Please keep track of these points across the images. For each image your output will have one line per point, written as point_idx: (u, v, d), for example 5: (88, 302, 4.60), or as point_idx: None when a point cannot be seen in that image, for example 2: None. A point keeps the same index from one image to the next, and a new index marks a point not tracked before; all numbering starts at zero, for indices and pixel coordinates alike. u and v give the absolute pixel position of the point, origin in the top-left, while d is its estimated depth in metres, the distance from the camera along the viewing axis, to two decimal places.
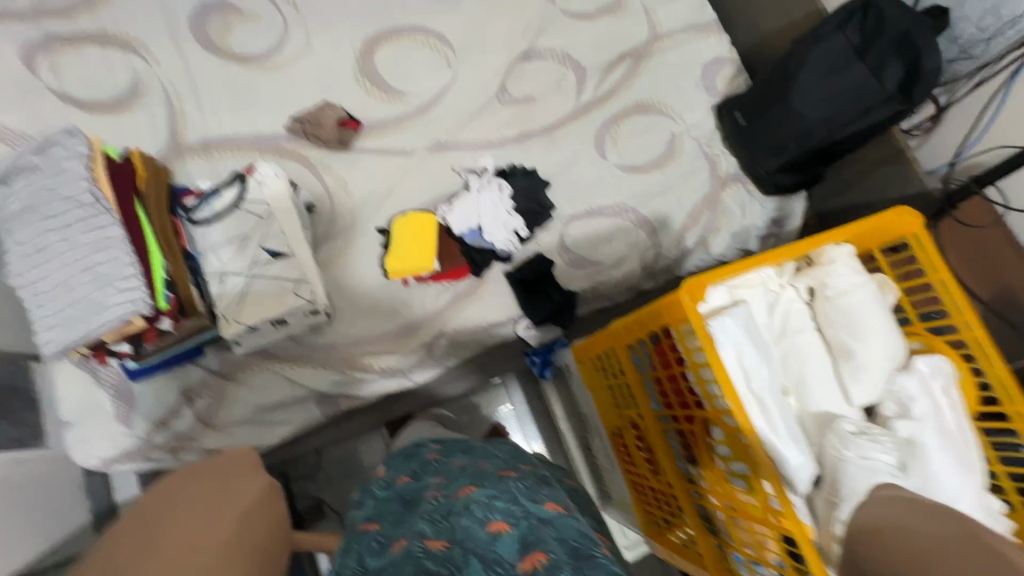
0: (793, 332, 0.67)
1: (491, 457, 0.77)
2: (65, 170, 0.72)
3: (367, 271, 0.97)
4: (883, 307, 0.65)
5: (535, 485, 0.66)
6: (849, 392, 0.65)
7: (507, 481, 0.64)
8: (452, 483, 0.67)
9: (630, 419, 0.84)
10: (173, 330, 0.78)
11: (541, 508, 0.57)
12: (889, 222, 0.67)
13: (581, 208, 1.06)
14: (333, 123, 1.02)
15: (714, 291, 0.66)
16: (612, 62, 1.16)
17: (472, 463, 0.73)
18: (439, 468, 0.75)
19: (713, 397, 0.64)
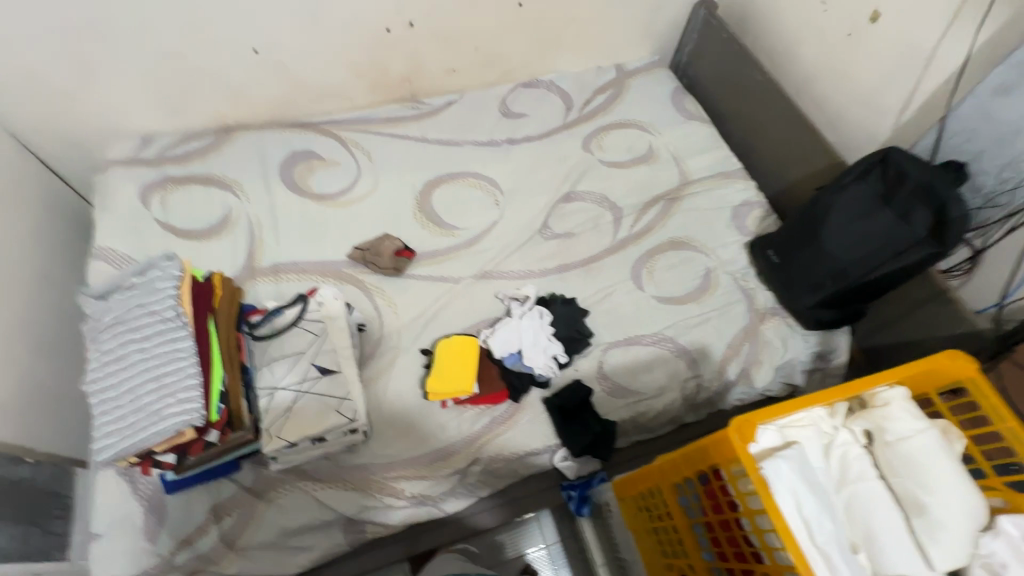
0: (855, 479, 0.61)
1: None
2: (156, 289, 0.81)
3: (407, 390, 0.98)
4: (952, 456, 0.60)
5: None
6: (930, 555, 0.58)
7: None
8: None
9: (679, 568, 0.80)
10: (219, 443, 0.81)
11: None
12: (942, 365, 0.64)
13: (620, 335, 1.08)
14: (391, 252, 1.11)
15: (764, 432, 0.63)
16: (646, 204, 1.27)
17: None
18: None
19: (772, 549, 0.61)
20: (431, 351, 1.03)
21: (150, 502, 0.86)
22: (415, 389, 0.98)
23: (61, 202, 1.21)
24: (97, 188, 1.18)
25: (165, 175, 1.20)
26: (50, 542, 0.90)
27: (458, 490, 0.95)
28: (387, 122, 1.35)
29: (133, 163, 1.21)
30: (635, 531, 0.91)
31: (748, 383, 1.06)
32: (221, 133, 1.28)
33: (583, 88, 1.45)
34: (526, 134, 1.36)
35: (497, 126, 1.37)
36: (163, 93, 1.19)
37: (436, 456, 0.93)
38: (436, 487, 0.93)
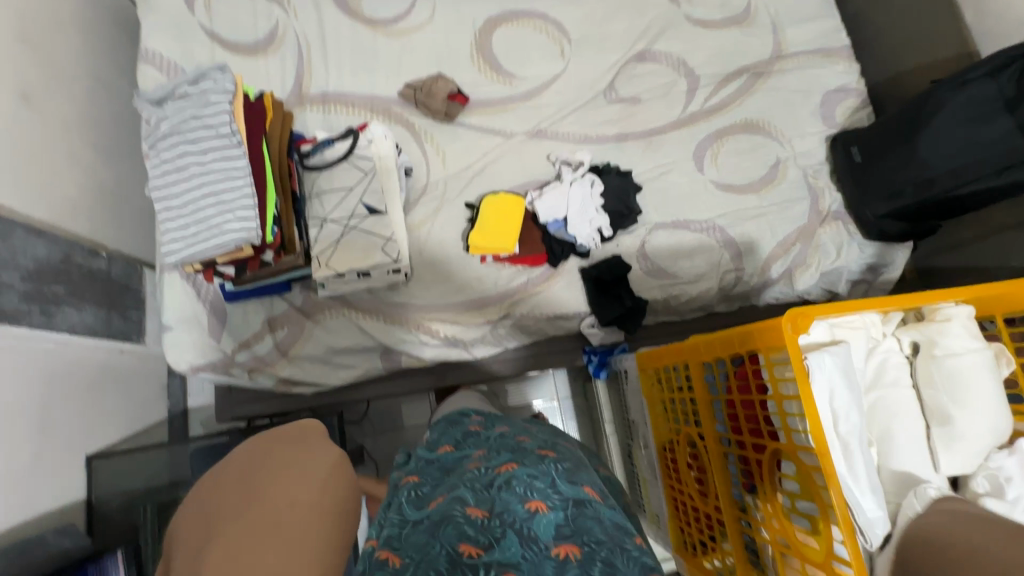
0: (885, 384, 0.64)
1: (530, 434, 0.77)
2: (211, 102, 0.78)
3: (449, 240, 0.99)
4: (995, 377, 0.61)
5: (575, 462, 0.69)
6: (938, 459, 0.62)
7: (546, 463, 0.63)
8: (495, 458, 0.66)
9: (681, 434, 0.71)
10: (274, 262, 0.86)
11: (579, 492, 0.58)
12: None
13: (670, 217, 1.04)
14: (444, 95, 1.04)
15: (817, 326, 0.63)
16: (728, 75, 1.13)
17: (510, 440, 0.72)
18: (479, 439, 0.75)
19: (793, 427, 0.50)
20: (475, 205, 1.02)
21: (212, 307, 0.94)
22: (456, 241, 0.99)
23: None
24: None
25: None
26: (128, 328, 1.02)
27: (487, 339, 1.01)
28: None
29: None
30: (647, 397, 0.82)
31: (788, 284, 1.05)
32: None
33: None
34: None
35: None
36: None
37: (474, 305, 0.98)
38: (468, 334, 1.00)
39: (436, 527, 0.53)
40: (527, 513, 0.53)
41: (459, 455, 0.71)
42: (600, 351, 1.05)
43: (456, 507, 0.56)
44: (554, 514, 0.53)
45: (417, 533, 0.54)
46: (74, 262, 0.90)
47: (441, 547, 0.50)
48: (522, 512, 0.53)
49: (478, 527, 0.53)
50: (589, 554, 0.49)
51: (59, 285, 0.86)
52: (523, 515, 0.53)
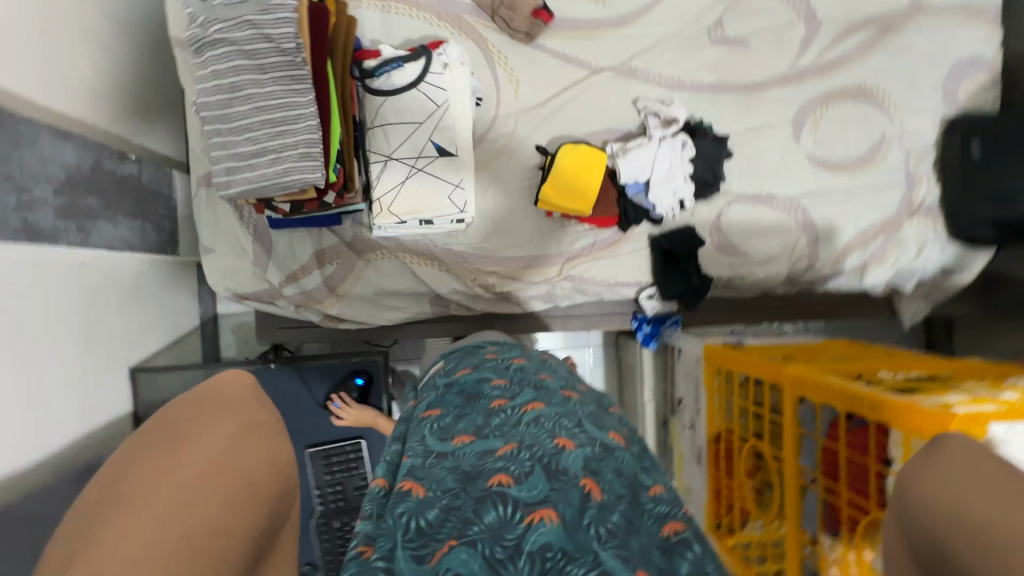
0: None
1: (549, 369, 0.63)
2: (273, 7, 0.64)
3: (515, 187, 0.92)
4: None
5: (599, 403, 0.57)
6: None
7: (572, 404, 0.53)
8: (517, 391, 0.55)
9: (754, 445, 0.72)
10: (334, 204, 0.78)
11: (605, 436, 0.48)
12: None
13: (752, 189, 0.96)
14: (528, 11, 0.87)
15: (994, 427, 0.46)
16: (853, 26, 0.97)
17: (531, 372, 0.60)
18: (497, 366, 0.62)
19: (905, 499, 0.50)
20: (547, 151, 0.92)
21: (258, 233, 0.88)
22: (525, 193, 0.92)
23: None
24: None
25: None
26: (162, 239, 0.95)
27: (542, 298, 0.96)
28: None
29: None
30: (706, 386, 0.83)
31: (857, 275, 1.00)
32: None
33: None
34: None
35: None
36: None
37: (536, 261, 0.93)
38: (524, 292, 0.94)
39: (464, 460, 0.44)
40: (555, 448, 0.43)
41: (476, 377, 0.59)
42: (653, 320, 1.00)
43: (484, 443, 0.46)
44: (585, 451, 0.44)
45: (439, 468, 0.43)
46: (105, 169, 0.81)
47: (470, 484, 0.41)
48: (552, 448, 0.43)
49: (508, 460, 0.42)
50: (612, 499, 0.40)
51: (94, 196, 0.78)
52: (551, 450, 0.43)
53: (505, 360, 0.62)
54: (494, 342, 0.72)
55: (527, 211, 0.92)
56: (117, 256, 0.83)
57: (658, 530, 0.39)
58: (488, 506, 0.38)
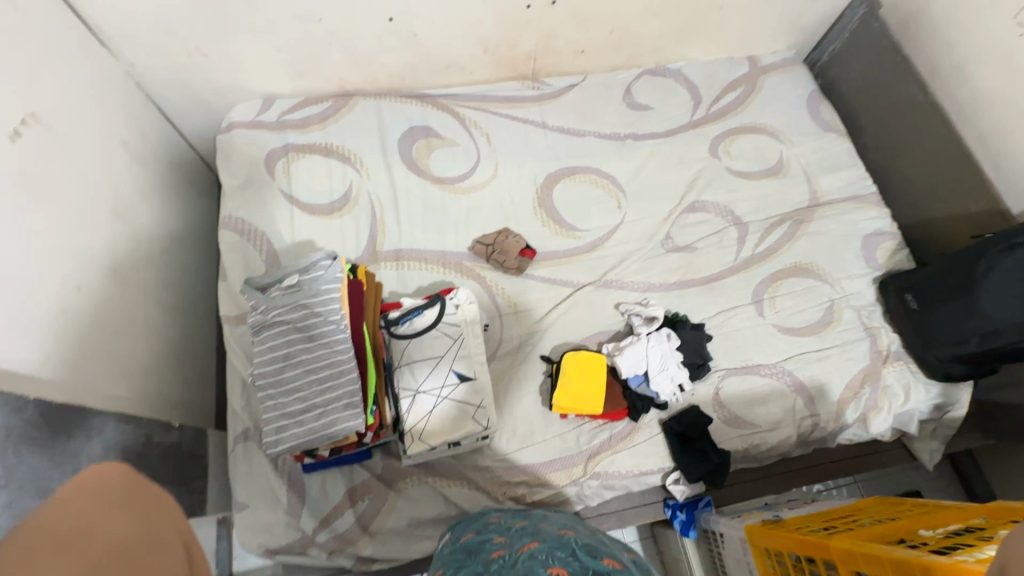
0: None
1: (546, 520, 0.74)
2: (321, 292, 0.82)
3: (528, 395, 1.00)
4: None
5: (595, 543, 0.66)
6: None
7: (565, 540, 0.63)
8: (520, 538, 0.65)
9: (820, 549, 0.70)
10: (371, 441, 0.88)
11: (602, 566, 0.56)
12: None
13: (738, 362, 1.07)
14: (516, 251, 1.09)
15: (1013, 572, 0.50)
16: (773, 223, 1.21)
17: (533, 524, 0.71)
18: (500, 527, 0.72)
19: None
20: (552, 359, 1.04)
21: (291, 481, 0.91)
22: (537, 398, 1.00)
23: (114, 120, 1.01)
24: (220, 149, 1.16)
25: (288, 141, 1.18)
26: (193, 500, 0.97)
27: (572, 499, 0.97)
28: (506, 102, 1.28)
29: (255, 127, 1.18)
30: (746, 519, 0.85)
31: (863, 427, 1.06)
32: (340, 98, 1.23)
33: (713, 81, 1.35)
34: (650, 130, 1.28)
35: (622, 116, 1.29)
36: (290, 55, 1.14)
37: (560, 462, 0.96)
38: (556, 495, 0.96)
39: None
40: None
41: (480, 540, 0.69)
42: (686, 506, 1.01)
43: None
44: None
45: None
46: (154, 441, 0.88)
47: None
48: None
49: None
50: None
51: (143, 471, 0.83)
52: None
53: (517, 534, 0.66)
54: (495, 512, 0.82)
55: (542, 415, 0.99)
56: None
57: None
58: None
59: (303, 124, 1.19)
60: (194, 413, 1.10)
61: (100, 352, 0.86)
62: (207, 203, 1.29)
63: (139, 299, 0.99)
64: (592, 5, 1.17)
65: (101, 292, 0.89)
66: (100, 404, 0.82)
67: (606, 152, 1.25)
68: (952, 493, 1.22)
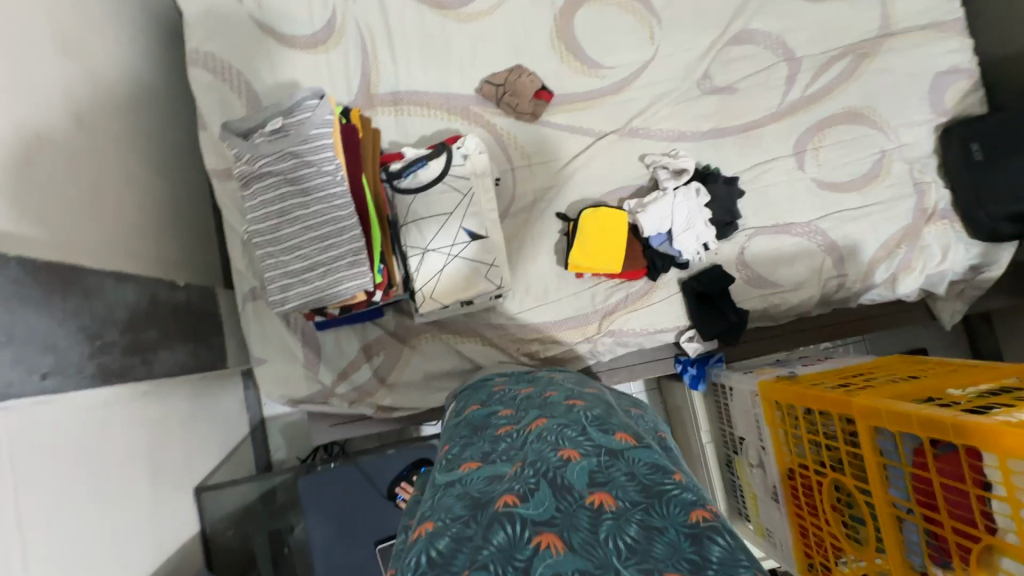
0: None
1: (554, 384, 0.68)
2: (311, 139, 0.72)
3: (542, 254, 0.95)
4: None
5: (602, 402, 0.62)
6: None
7: (574, 411, 0.57)
8: (522, 411, 0.60)
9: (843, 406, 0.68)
10: (380, 301, 0.84)
11: (608, 436, 0.52)
12: None
13: (768, 221, 0.99)
14: (530, 93, 0.95)
15: None
16: (831, 58, 1.04)
17: (537, 392, 0.64)
18: (506, 395, 0.66)
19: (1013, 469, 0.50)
20: (568, 216, 0.96)
21: (304, 338, 0.91)
22: (552, 258, 0.95)
23: None
24: None
25: None
26: (212, 356, 0.98)
27: (584, 356, 0.97)
28: None
29: None
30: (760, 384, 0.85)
31: (891, 287, 1.01)
32: None
33: None
34: None
35: None
36: None
37: (574, 321, 0.95)
38: (568, 353, 0.96)
39: (474, 488, 0.48)
40: (560, 461, 0.48)
41: (486, 413, 0.63)
42: (697, 362, 1.02)
43: (493, 468, 0.50)
44: (589, 460, 0.48)
45: (455, 502, 0.47)
46: (161, 300, 0.88)
47: (478, 510, 0.44)
48: (555, 461, 0.48)
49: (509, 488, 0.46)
50: (626, 507, 0.43)
51: (153, 328, 0.83)
52: (556, 464, 0.48)
53: (532, 392, 0.64)
54: (501, 376, 0.78)
55: (556, 275, 0.95)
56: (174, 384, 0.87)
57: (684, 518, 0.42)
58: (496, 526, 0.42)
59: None
60: (199, 273, 1.07)
61: (84, 209, 0.79)
62: (172, 39, 1.12)
63: (114, 151, 0.89)
64: None
65: (69, 142, 0.79)
66: (96, 262, 0.78)
67: None
68: (960, 350, 1.22)
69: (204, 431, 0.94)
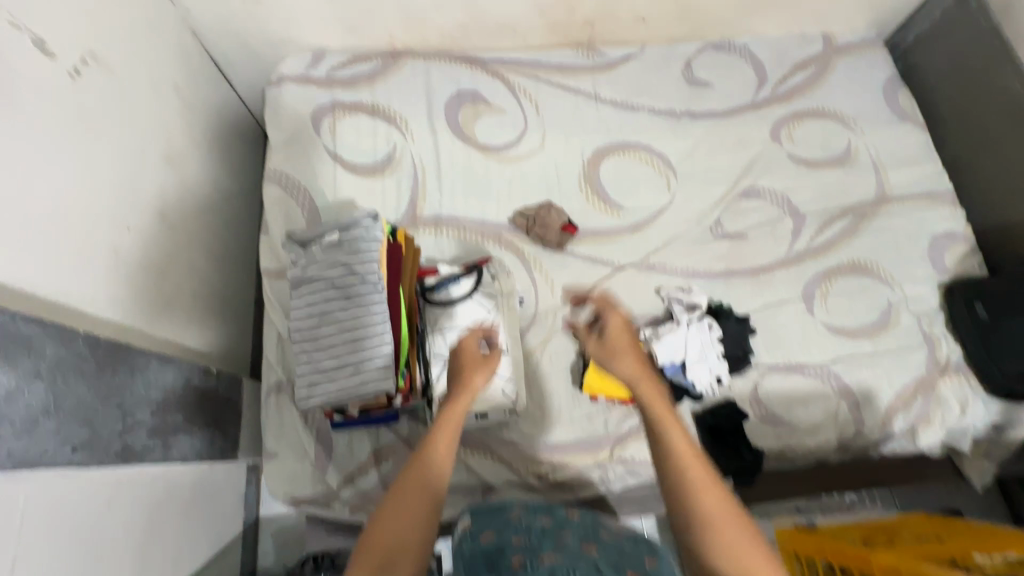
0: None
1: (569, 522, 0.68)
2: (361, 252, 0.81)
3: (558, 373, 0.98)
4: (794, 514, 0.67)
5: (617, 551, 0.62)
6: None
7: (586, 555, 0.59)
8: (536, 547, 0.60)
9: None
10: (398, 405, 0.88)
11: None
12: None
13: (781, 360, 1.02)
14: (557, 226, 1.06)
15: None
16: (832, 215, 1.14)
17: (553, 532, 0.64)
18: (521, 526, 0.66)
19: None
20: None
21: (318, 436, 0.93)
22: (567, 377, 0.98)
23: (172, 68, 1.02)
24: (268, 102, 1.16)
25: (334, 98, 1.16)
26: (225, 445, 1.00)
27: (594, 482, 0.95)
28: (559, 69, 1.23)
29: (303, 81, 1.17)
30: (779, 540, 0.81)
31: (910, 439, 1.00)
32: (389, 57, 1.21)
33: (782, 59, 1.26)
34: (708, 108, 1.21)
35: (679, 92, 1.22)
36: (343, 9, 1.12)
37: (587, 444, 0.95)
38: (578, 476, 0.95)
39: None
40: None
41: (499, 543, 0.63)
42: None
43: None
44: None
45: None
46: (193, 385, 0.92)
47: None
48: None
49: None
50: None
51: (179, 412, 0.87)
52: None
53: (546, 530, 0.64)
54: (516, 502, 0.77)
55: (571, 396, 0.97)
56: (184, 472, 0.88)
57: None
58: None
59: (352, 82, 1.17)
60: (231, 361, 1.13)
61: (147, 295, 0.88)
62: (252, 158, 1.30)
63: (185, 248, 1.00)
64: None
65: (149, 237, 0.90)
66: (145, 344, 0.85)
67: (660, 129, 1.19)
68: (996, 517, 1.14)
69: (200, 525, 0.92)
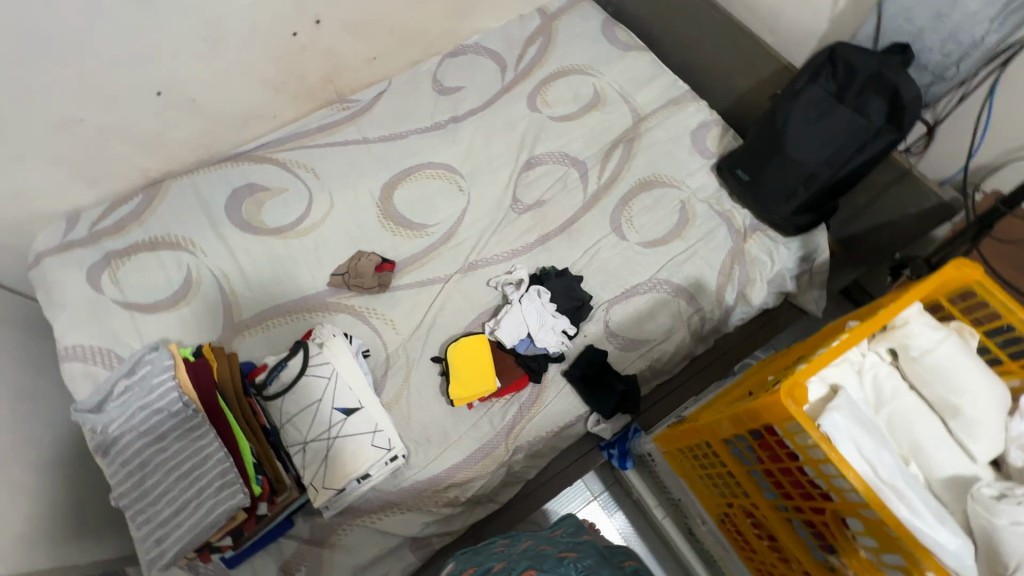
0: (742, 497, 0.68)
1: (551, 542, 0.74)
2: (154, 386, 0.81)
3: (429, 401, 0.99)
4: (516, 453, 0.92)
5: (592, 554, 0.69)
6: (972, 450, 0.53)
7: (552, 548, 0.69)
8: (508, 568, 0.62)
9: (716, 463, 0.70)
10: (269, 512, 0.84)
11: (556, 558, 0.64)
12: (947, 277, 0.57)
13: (618, 290, 1.09)
14: (372, 269, 1.08)
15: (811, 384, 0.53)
16: (607, 151, 1.25)
17: (527, 545, 0.71)
18: (502, 556, 0.69)
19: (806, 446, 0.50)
20: (442, 357, 1.03)
21: None
22: (438, 399, 0.99)
23: None
24: (35, 284, 1.08)
25: (105, 250, 1.11)
26: None
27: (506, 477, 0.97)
28: (320, 131, 1.26)
29: (65, 248, 1.10)
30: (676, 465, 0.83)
31: (745, 302, 1.11)
32: (150, 189, 1.18)
33: (512, 43, 1.38)
34: (468, 108, 1.30)
35: (437, 104, 1.30)
36: (75, 164, 1.08)
37: (481, 451, 0.96)
38: (487, 483, 0.95)
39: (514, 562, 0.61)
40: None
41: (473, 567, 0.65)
42: (617, 442, 1.06)
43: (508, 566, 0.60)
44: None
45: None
46: None
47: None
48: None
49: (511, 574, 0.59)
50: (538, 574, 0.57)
51: None
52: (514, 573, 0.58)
53: (516, 545, 0.70)
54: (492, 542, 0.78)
55: (448, 415, 0.98)
56: None
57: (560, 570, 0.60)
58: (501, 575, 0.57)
59: (119, 227, 1.13)
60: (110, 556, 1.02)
61: None
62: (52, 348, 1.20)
63: None
64: (358, 12, 1.17)
65: None
66: None
67: (434, 143, 1.25)
68: None
69: None
